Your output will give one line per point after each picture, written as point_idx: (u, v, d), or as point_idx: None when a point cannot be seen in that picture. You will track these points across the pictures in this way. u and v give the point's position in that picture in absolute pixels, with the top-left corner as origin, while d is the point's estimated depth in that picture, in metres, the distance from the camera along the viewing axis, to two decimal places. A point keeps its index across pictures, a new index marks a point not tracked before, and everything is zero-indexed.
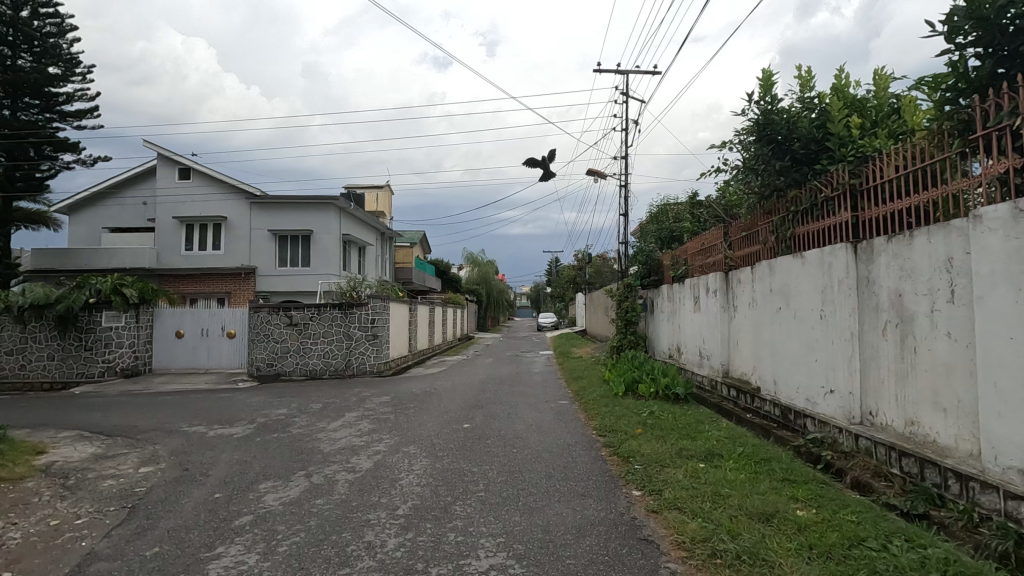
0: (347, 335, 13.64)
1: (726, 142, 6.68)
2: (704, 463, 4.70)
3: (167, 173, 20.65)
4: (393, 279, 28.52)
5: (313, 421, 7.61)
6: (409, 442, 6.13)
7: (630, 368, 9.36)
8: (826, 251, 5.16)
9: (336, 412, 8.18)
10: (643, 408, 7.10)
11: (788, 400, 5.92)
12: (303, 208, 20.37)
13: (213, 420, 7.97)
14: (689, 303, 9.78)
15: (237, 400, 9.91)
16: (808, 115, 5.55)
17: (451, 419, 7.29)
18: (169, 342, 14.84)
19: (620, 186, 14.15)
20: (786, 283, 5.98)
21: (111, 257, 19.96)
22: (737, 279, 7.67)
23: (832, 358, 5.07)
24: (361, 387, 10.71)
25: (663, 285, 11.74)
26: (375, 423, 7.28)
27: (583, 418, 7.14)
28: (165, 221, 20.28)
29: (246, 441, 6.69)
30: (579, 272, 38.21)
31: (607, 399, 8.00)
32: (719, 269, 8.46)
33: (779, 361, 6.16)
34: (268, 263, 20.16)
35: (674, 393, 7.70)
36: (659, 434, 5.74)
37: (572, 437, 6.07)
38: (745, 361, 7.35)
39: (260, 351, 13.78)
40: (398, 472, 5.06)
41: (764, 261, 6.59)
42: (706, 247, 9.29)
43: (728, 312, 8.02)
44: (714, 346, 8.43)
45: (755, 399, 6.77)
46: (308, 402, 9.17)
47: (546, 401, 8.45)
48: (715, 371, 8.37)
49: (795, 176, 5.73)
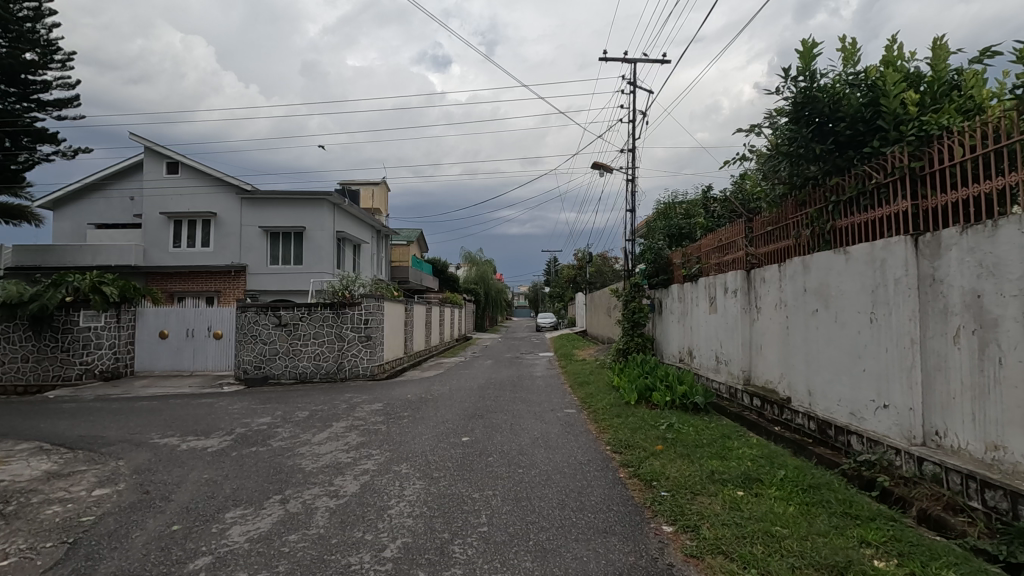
0: (339, 336, 12.96)
1: (755, 126, 6.03)
2: (743, 490, 4.04)
3: (155, 168, 19.93)
4: (389, 277, 27.82)
5: (296, 432, 6.94)
6: (402, 460, 5.46)
7: (641, 374, 8.71)
8: (878, 245, 4.50)
9: (323, 421, 7.50)
10: (660, 420, 6.45)
11: (826, 414, 5.28)
12: (296, 204, 19.67)
13: (187, 430, 7.28)
14: (704, 304, 9.13)
15: (220, 407, 9.22)
16: (855, 90, 4.89)
17: (448, 431, 6.62)
18: (152, 343, 14.15)
19: (627, 180, 13.48)
20: (824, 282, 5.33)
21: (96, 254, 19.23)
22: (761, 278, 7.03)
23: (884, 368, 4.43)
24: (353, 393, 10.02)
25: (673, 285, 11.10)
26: (364, 435, 6.61)
27: (594, 430, 6.49)
28: (152, 217, 19.56)
29: (220, 456, 6.01)
30: (578, 272, 37.61)
31: (619, 408, 7.34)
32: (740, 267, 7.82)
33: (814, 369, 5.52)
34: (259, 260, 19.46)
35: (692, 403, 7.05)
36: (683, 452, 5.08)
37: (584, 455, 5.40)
38: (770, 368, 6.72)
39: (247, 353, 13.07)
40: (388, 499, 4.38)
41: (796, 258, 5.94)
42: (724, 244, 8.65)
43: (749, 314, 7.40)
44: (733, 351, 7.80)
45: (784, 411, 6.14)
46: (294, 410, 8.49)
47: (552, 410, 7.79)
48: (733, 378, 7.75)
49: (838, 161, 5.08)
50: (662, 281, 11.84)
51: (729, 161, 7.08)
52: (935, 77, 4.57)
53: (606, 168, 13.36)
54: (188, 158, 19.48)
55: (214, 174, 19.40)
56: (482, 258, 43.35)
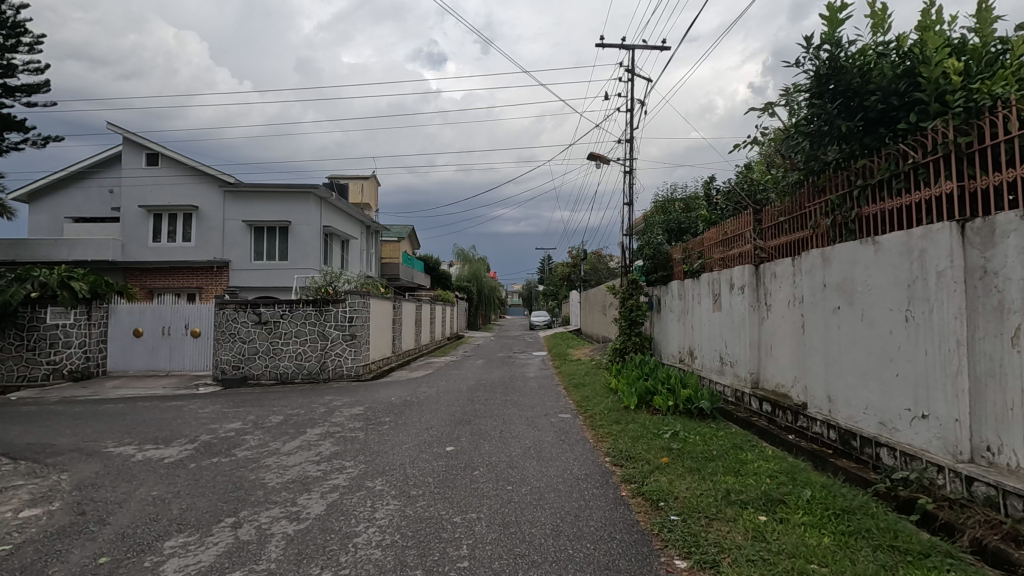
0: (322, 335, 12.35)
1: (771, 103, 5.51)
2: (766, 516, 3.49)
3: (134, 159, 19.18)
4: (379, 275, 27.16)
5: (266, 440, 6.33)
6: (377, 474, 4.88)
7: (641, 376, 8.15)
8: (916, 233, 3.95)
9: (296, 427, 6.89)
10: (664, 427, 5.89)
11: (849, 423, 4.75)
12: (281, 198, 18.99)
13: (146, 438, 6.64)
14: (707, 302, 8.60)
15: (189, 411, 8.58)
16: (887, 60, 4.36)
17: (431, 439, 6.04)
18: (126, 341, 13.49)
19: (626, 173, 12.90)
20: (848, 275, 4.79)
21: (72, 249, 18.47)
22: (772, 273, 6.52)
23: (923, 373, 3.90)
24: (333, 396, 9.42)
25: (673, 282, 10.57)
26: (339, 445, 6.00)
27: (591, 438, 5.94)
28: (131, 210, 18.81)
29: (175, 469, 5.38)
30: (573, 271, 36.90)
31: (617, 414, 6.77)
32: (748, 262, 7.28)
33: (835, 373, 4.99)
34: (243, 256, 18.77)
35: (697, 408, 6.49)
36: (693, 467, 4.52)
37: (581, 469, 4.83)
38: (783, 370, 6.19)
39: (225, 352, 12.42)
40: (356, 523, 3.80)
41: (814, 250, 5.41)
42: (729, 238, 8.13)
43: (759, 312, 6.87)
44: (740, 351, 7.27)
45: (799, 418, 5.61)
46: (268, 414, 7.86)
47: (545, 415, 7.22)
48: (740, 381, 7.23)
49: (867, 139, 4.53)
50: (662, 278, 11.29)
51: (739, 146, 6.54)
52: (979, 44, 4.04)
53: (604, 159, 12.76)
54: (168, 149, 18.76)
55: (196, 166, 18.68)
56: (475, 255, 42.67)
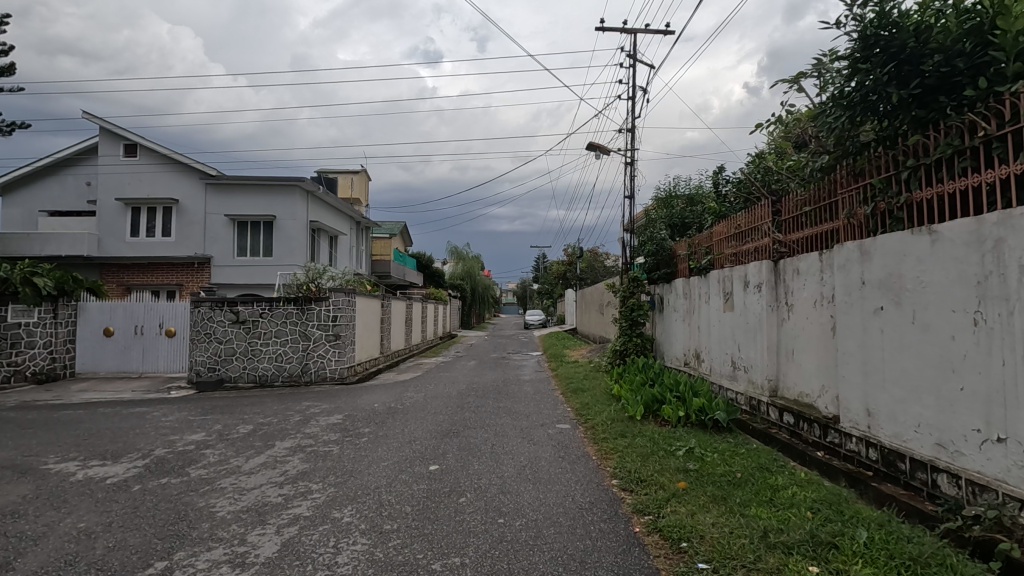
0: (304, 335, 11.63)
1: (801, 74, 4.86)
2: (817, 566, 2.83)
3: (111, 150, 18.33)
4: (370, 272, 26.40)
5: (227, 455, 5.62)
6: (347, 501, 4.18)
7: (646, 381, 7.50)
8: (989, 220, 3.29)
9: (263, 440, 6.17)
10: (677, 443, 5.23)
11: (895, 442, 4.12)
12: (266, 191, 18.21)
13: (94, 452, 5.90)
14: (717, 301, 7.96)
15: (151, 418, 7.84)
16: (949, 15, 3.70)
17: (414, 456, 5.33)
18: (96, 341, 12.72)
19: (626, 164, 12.27)
20: (895, 271, 4.13)
21: (45, 243, 17.60)
22: (795, 269, 5.88)
23: (998, 388, 3.24)
24: (312, 401, 8.71)
25: (678, 279, 9.91)
26: (308, 462, 5.28)
27: (594, 454, 5.27)
28: (107, 203, 17.96)
29: (115, 493, 4.65)
30: (567, 269, 36.40)
31: (622, 425, 6.10)
32: (765, 257, 6.64)
33: (875, 383, 4.35)
34: (225, 252, 17.99)
35: (711, 420, 5.82)
36: (716, 495, 3.85)
37: (585, 496, 4.15)
38: (809, 378, 5.54)
39: (201, 353, 11.66)
40: (311, 570, 3.10)
41: (849, 242, 4.75)
42: (742, 231, 7.48)
43: (778, 313, 6.23)
44: (756, 355, 6.62)
45: (829, 432, 4.97)
46: (235, 423, 7.13)
47: (542, 426, 6.55)
48: (755, 389, 6.60)
49: (921, 112, 3.89)
50: (665, 275, 10.64)
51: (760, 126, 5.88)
52: None
53: (603, 150, 12.10)
54: (148, 140, 17.94)
55: (177, 157, 17.87)
56: (468, 254, 42.02)
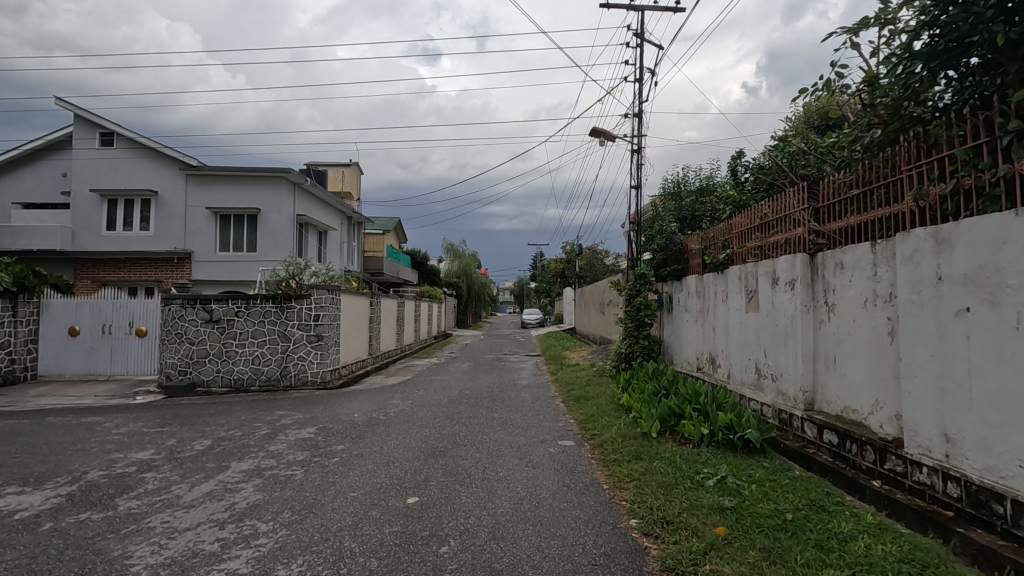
0: (283, 336, 10.76)
1: (868, 20, 4.07)
2: None
3: (86, 138, 17.34)
4: (362, 269, 25.52)
5: (170, 481, 4.75)
6: (298, 551, 3.32)
7: (658, 391, 6.64)
8: None
9: (218, 460, 5.30)
10: (705, 469, 4.37)
11: (987, 478, 3.29)
12: (251, 183, 17.28)
13: (16, 476, 5.02)
14: (737, 300, 7.12)
15: (102, 429, 6.96)
16: None
17: (390, 485, 4.45)
18: (60, 341, 11.83)
19: (632, 152, 11.39)
20: (989, 262, 3.30)
21: (15, 237, 16.67)
22: (837, 263, 5.05)
23: None
24: (285, 410, 7.84)
25: (689, 275, 9.07)
26: (263, 491, 4.39)
27: (605, 483, 4.42)
28: (82, 195, 17.03)
29: (17, 533, 3.76)
30: (566, 267, 35.63)
31: (636, 444, 5.25)
32: (797, 250, 5.82)
33: (958, 403, 3.52)
34: (207, 246, 17.10)
35: (741, 441, 4.96)
36: (769, 549, 3.00)
37: (599, 546, 3.29)
38: (857, 392, 4.69)
39: (171, 355, 10.77)
40: None
41: (919, 227, 3.93)
42: (768, 220, 6.63)
43: (815, 314, 5.39)
44: (787, 362, 5.76)
45: (889, 458, 4.14)
46: (192, 438, 6.25)
47: (542, 442, 5.71)
48: (786, 401, 5.75)
49: None
50: (674, 272, 9.82)
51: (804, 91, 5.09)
52: None
53: (608, 137, 11.24)
54: (125, 128, 16.99)
55: (156, 147, 16.94)
56: (464, 251, 41.20)
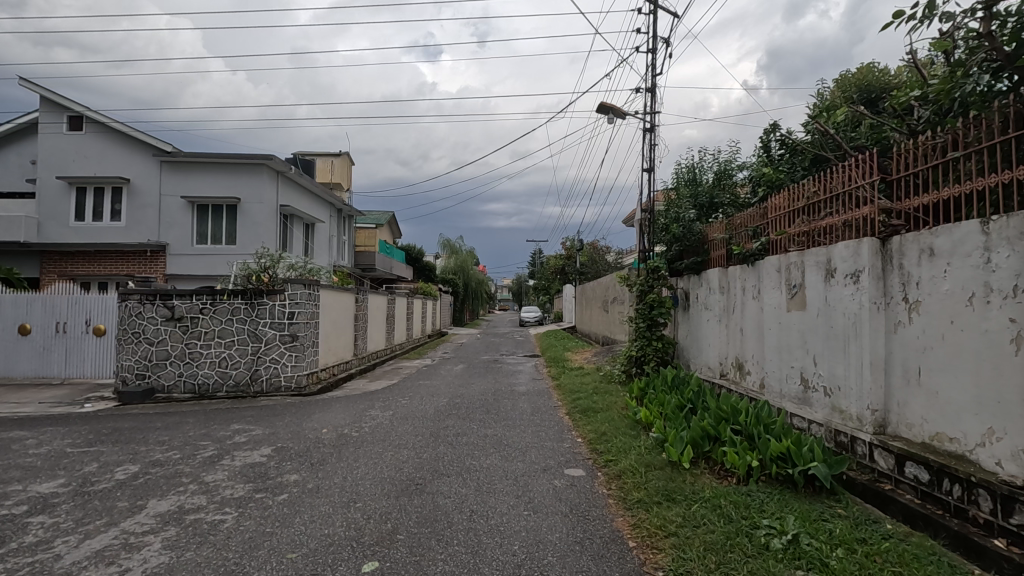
0: (253, 336, 9.63)
1: None
2: None
3: (52, 121, 16.10)
4: (353, 264, 24.35)
5: (59, 531, 3.61)
6: None
7: (683, 405, 5.52)
8: None
9: (134, 498, 4.16)
10: (764, 520, 3.27)
11: None
12: (231, 170, 16.14)
13: None
14: (775, 296, 6.00)
15: (18, 448, 5.81)
16: None
17: (342, 541, 3.31)
18: (9, 340, 10.67)
19: (644, 133, 10.24)
20: None
21: None
22: (923, 249, 3.95)
23: None
24: (244, 425, 6.71)
25: (711, 268, 7.95)
26: (173, 550, 3.26)
27: (632, 540, 3.29)
28: (48, 182, 15.84)
29: None
30: (566, 263, 34.44)
31: (662, 478, 4.14)
32: (862, 233, 4.68)
33: None
34: (183, 238, 15.96)
35: (804, 477, 3.83)
36: None
37: None
38: (958, 415, 3.58)
39: (128, 357, 9.63)
40: None
41: None
42: (818, 200, 5.48)
43: (888, 313, 4.28)
44: (849, 372, 4.62)
45: (1018, 510, 3.04)
46: (117, 463, 5.11)
47: (545, 472, 4.60)
48: (846, 421, 4.63)
49: None
50: (691, 265, 8.66)
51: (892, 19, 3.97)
52: None
53: (617, 115, 10.11)
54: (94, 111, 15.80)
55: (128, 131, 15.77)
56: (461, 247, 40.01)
